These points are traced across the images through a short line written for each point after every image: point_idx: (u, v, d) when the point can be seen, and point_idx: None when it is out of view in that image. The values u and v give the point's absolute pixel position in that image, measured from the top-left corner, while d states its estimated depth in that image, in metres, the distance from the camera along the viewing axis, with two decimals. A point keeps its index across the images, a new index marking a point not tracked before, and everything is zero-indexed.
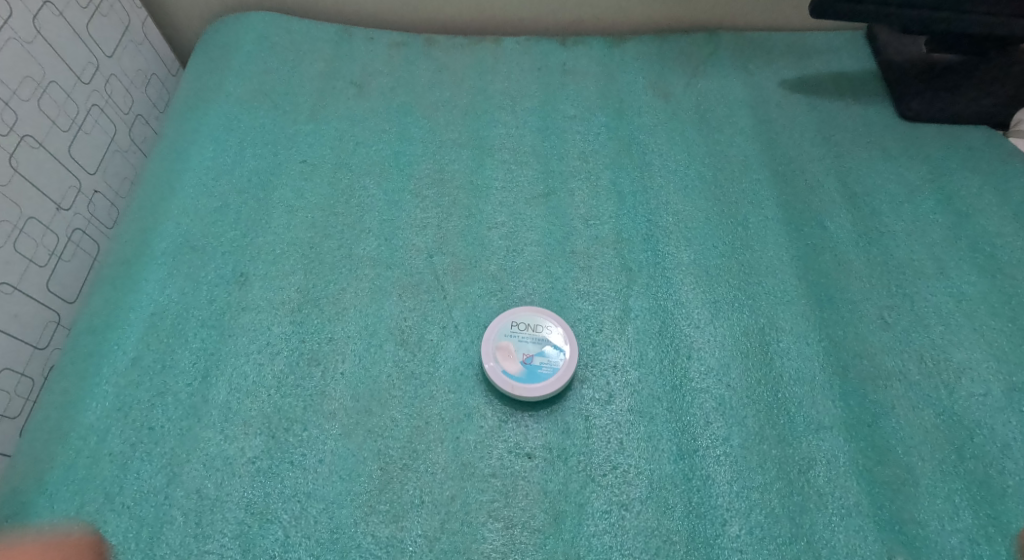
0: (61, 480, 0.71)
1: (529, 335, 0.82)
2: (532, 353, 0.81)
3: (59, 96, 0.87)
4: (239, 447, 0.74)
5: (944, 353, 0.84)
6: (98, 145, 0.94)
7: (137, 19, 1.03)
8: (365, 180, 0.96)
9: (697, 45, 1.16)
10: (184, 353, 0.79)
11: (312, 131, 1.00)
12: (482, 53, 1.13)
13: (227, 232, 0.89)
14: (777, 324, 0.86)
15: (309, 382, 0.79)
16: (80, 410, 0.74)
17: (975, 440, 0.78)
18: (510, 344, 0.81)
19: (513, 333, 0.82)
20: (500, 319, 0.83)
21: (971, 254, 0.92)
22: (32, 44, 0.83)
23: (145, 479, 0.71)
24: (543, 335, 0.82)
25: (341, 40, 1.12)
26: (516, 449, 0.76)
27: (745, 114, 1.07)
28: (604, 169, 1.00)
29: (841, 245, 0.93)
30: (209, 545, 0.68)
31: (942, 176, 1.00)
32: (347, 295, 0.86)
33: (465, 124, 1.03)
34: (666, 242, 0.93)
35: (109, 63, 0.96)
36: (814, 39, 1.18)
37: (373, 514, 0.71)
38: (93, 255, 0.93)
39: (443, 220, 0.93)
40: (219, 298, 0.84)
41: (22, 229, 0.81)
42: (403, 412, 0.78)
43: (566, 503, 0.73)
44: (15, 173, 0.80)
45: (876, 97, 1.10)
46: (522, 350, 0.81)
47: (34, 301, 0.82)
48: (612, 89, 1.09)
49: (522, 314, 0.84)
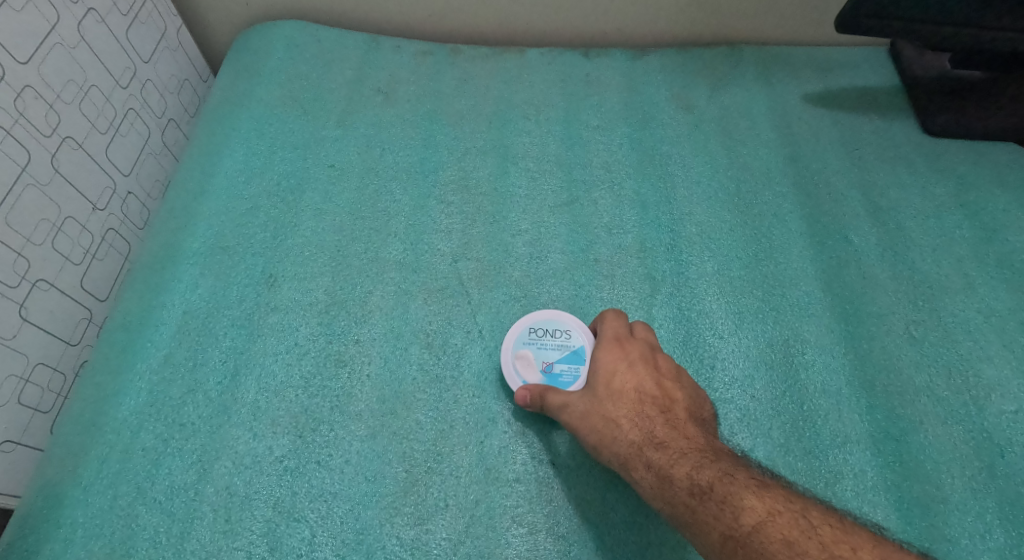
0: (96, 473, 0.72)
1: (548, 341, 0.81)
2: (553, 360, 0.79)
3: (98, 100, 0.89)
4: (268, 445, 0.75)
5: (973, 370, 0.83)
6: (133, 147, 0.95)
7: (173, 25, 1.05)
8: (392, 186, 0.97)
9: (720, 57, 1.16)
10: (214, 351, 0.80)
11: (341, 137, 1.01)
12: (507, 62, 1.14)
13: (257, 234, 0.90)
14: (802, 335, 0.86)
15: (336, 383, 0.79)
16: (114, 405, 0.76)
17: (1006, 458, 0.77)
18: (530, 353, 0.80)
19: (533, 340, 0.81)
20: (516, 328, 0.82)
21: (999, 270, 0.91)
22: (76, 49, 0.85)
23: (177, 475, 0.72)
24: (566, 339, 0.81)
25: (369, 48, 1.13)
26: (540, 455, 0.76)
27: (769, 127, 1.07)
28: (627, 178, 1.00)
29: (866, 258, 0.93)
30: (238, 543, 0.69)
31: (969, 192, 0.99)
32: (373, 297, 0.86)
33: (489, 131, 1.04)
34: (689, 252, 0.93)
35: (145, 69, 0.98)
36: (839, 52, 1.18)
37: (399, 516, 0.72)
38: (125, 254, 0.94)
39: (467, 225, 0.94)
40: (249, 298, 0.85)
41: (61, 228, 0.82)
42: (428, 415, 0.78)
43: (592, 511, 0.73)
44: (56, 172, 0.81)
45: (903, 113, 1.10)
46: (542, 358, 0.80)
47: (69, 297, 0.83)
48: (636, 100, 1.10)
49: (540, 319, 0.82)
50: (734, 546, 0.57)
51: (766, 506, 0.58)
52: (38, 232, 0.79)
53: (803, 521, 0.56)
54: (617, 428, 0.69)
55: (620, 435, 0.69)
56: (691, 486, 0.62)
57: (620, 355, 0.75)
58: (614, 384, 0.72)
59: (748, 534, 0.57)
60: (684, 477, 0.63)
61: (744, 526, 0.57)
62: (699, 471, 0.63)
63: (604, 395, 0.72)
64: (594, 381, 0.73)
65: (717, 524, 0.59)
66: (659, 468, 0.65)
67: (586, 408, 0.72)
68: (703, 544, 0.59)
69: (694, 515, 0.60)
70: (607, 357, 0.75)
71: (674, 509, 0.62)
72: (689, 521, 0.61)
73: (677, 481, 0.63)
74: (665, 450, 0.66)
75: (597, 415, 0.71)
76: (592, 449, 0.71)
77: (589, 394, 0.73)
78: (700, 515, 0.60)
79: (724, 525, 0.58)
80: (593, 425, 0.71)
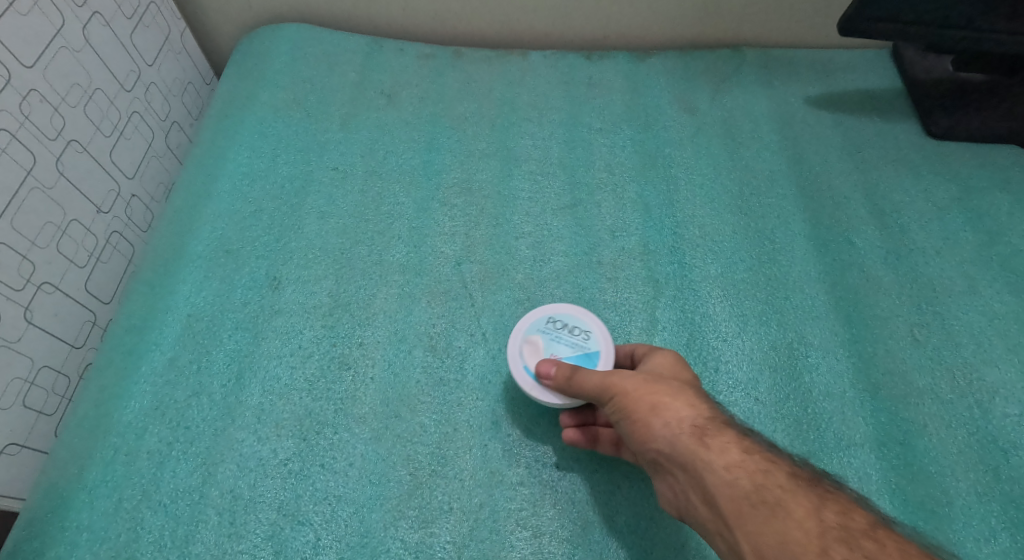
0: (100, 476, 0.72)
1: (563, 336, 0.78)
2: (560, 355, 0.76)
3: (103, 103, 0.89)
4: (272, 448, 0.75)
5: (977, 373, 0.83)
6: (137, 150, 0.96)
7: (176, 29, 1.05)
8: (395, 189, 0.97)
9: (723, 59, 1.16)
10: (218, 354, 0.80)
11: (344, 139, 1.02)
12: (510, 65, 1.14)
13: (261, 237, 0.90)
14: (806, 338, 0.86)
15: (340, 386, 0.79)
16: (119, 408, 0.76)
17: (1010, 461, 0.77)
18: (541, 340, 0.77)
19: (547, 329, 0.78)
20: (536, 313, 0.80)
21: (1003, 273, 0.91)
22: (81, 53, 0.85)
23: (181, 478, 0.72)
24: (582, 341, 0.77)
25: (372, 51, 1.13)
26: (544, 458, 0.76)
27: (772, 130, 1.07)
28: (630, 181, 1.00)
29: (869, 261, 0.93)
30: (242, 546, 0.69)
31: (972, 195, 0.99)
32: (377, 300, 0.86)
33: (492, 134, 1.04)
34: (692, 254, 0.93)
35: (149, 72, 0.98)
36: (842, 55, 1.18)
37: (403, 519, 0.72)
38: (129, 257, 0.94)
39: (471, 228, 0.94)
40: (253, 301, 0.85)
41: (66, 231, 0.82)
42: (432, 418, 0.78)
43: (595, 514, 0.73)
44: (61, 176, 0.82)
45: (905, 115, 1.10)
46: (551, 349, 0.77)
47: (73, 300, 0.83)
48: (638, 102, 1.10)
49: (564, 313, 0.79)
50: (836, 540, 0.50)
51: (869, 515, 0.53)
52: (42, 235, 0.79)
53: (904, 539, 0.52)
54: (693, 404, 0.62)
55: (694, 410, 0.62)
56: (789, 474, 0.56)
57: (686, 368, 0.70)
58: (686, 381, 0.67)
59: (858, 532, 0.51)
60: (780, 464, 0.57)
61: (853, 524, 0.52)
62: (791, 469, 0.56)
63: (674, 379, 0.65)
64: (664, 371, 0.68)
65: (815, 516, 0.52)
66: (748, 447, 0.58)
67: (653, 382, 0.65)
68: (789, 531, 0.51)
69: (791, 498, 0.53)
70: (675, 365, 0.70)
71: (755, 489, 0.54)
72: (774, 508, 0.53)
73: (761, 468, 0.56)
74: (749, 437, 0.60)
75: (673, 387, 0.64)
76: (649, 414, 0.62)
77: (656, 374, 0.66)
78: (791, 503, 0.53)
79: (830, 519, 0.52)
80: (663, 394, 0.63)
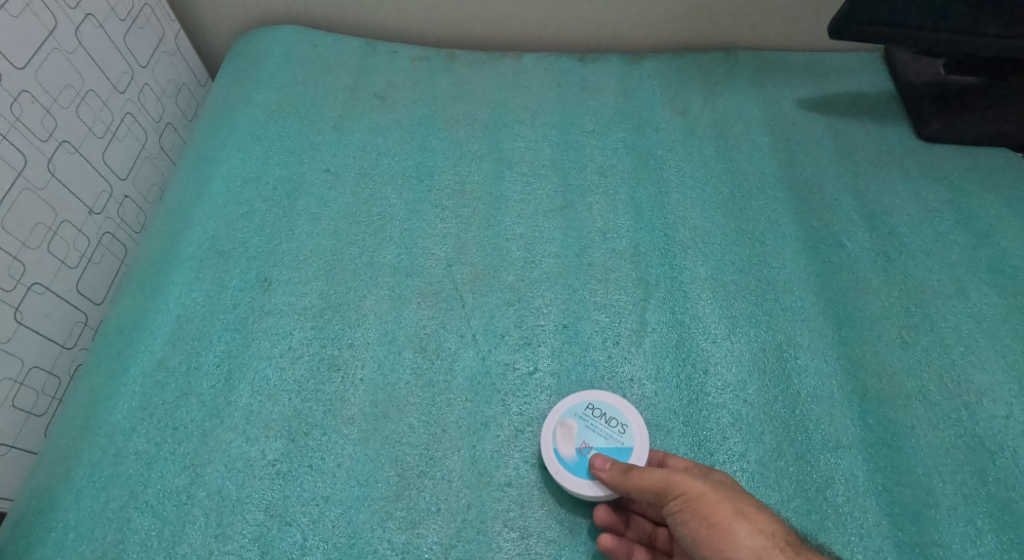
0: (88, 477, 0.72)
1: (599, 426, 0.77)
2: (592, 446, 0.76)
3: (95, 105, 0.89)
4: (261, 449, 0.75)
5: (965, 375, 0.83)
6: (130, 152, 0.96)
7: (171, 31, 1.06)
8: (387, 191, 0.97)
9: (716, 62, 1.17)
10: (209, 355, 0.81)
11: (336, 141, 1.02)
12: (503, 68, 1.14)
13: (252, 238, 0.91)
14: (795, 340, 0.86)
15: (329, 387, 0.80)
16: (108, 408, 0.76)
17: (997, 463, 0.78)
18: (575, 426, 0.77)
19: (585, 416, 0.78)
20: (575, 397, 0.79)
21: (992, 275, 0.92)
22: (74, 54, 0.85)
23: (170, 479, 0.73)
24: (616, 434, 0.77)
25: (366, 54, 1.14)
26: (532, 460, 0.76)
27: (763, 132, 1.08)
28: (621, 183, 1.01)
29: (859, 263, 0.93)
30: (229, 546, 0.69)
31: (962, 197, 1.00)
32: (367, 301, 0.87)
33: (485, 136, 1.05)
34: (683, 256, 0.93)
35: (143, 73, 0.99)
36: (834, 58, 1.19)
37: (390, 520, 0.72)
38: (121, 258, 0.95)
39: (462, 230, 0.94)
40: (244, 302, 0.85)
41: (57, 232, 0.83)
42: (420, 419, 0.78)
43: (582, 515, 0.73)
44: (52, 177, 0.82)
45: (896, 118, 1.10)
46: (583, 438, 0.76)
47: (64, 301, 0.84)
48: (631, 105, 1.10)
49: (604, 402, 0.79)
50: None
51: None
52: (33, 236, 0.79)
53: None
54: (776, 517, 0.61)
55: (777, 527, 0.59)
56: None
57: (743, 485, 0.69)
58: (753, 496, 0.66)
59: None
60: None
61: None
62: None
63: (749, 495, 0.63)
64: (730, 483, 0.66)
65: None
66: None
67: (730, 491, 0.62)
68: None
69: None
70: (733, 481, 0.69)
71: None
72: None
73: None
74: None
75: (752, 497, 0.62)
76: (732, 520, 0.60)
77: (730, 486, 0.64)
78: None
79: None
80: (743, 505, 0.61)
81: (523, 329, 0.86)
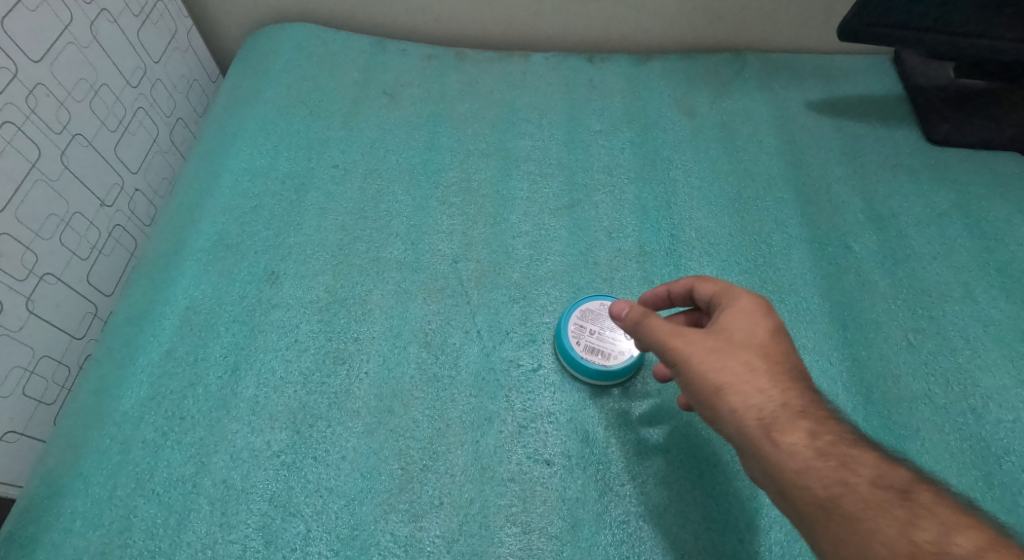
0: (96, 464, 0.73)
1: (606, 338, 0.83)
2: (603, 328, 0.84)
3: (108, 98, 0.90)
4: (266, 440, 0.76)
5: (971, 379, 0.83)
6: (142, 146, 0.97)
7: (183, 27, 1.07)
8: (395, 187, 0.98)
9: (723, 63, 1.17)
10: (216, 346, 0.81)
11: (345, 138, 1.03)
12: (511, 67, 1.15)
13: (261, 232, 0.91)
14: (800, 341, 0.86)
15: (334, 380, 0.80)
16: (116, 397, 0.77)
17: (1003, 467, 0.78)
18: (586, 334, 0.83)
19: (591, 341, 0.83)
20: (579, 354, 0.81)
21: (999, 279, 0.92)
22: (88, 49, 0.86)
23: (176, 468, 0.73)
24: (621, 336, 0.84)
25: (375, 51, 1.14)
26: (535, 455, 0.77)
27: (770, 134, 1.08)
28: (627, 183, 1.01)
29: (866, 266, 0.93)
30: (233, 535, 0.70)
31: (969, 200, 1.00)
32: (373, 296, 0.87)
33: (492, 134, 1.05)
34: (688, 257, 0.94)
35: (156, 69, 1.00)
36: (842, 61, 1.18)
37: (393, 512, 0.72)
38: (131, 250, 0.96)
39: (468, 227, 0.95)
40: (251, 294, 0.86)
41: (69, 223, 0.84)
42: (425, 413, 0.79)
43: (584, 511, 0.74)
44: (65, 169, 0.83)
45: (904, 120, 1.10)
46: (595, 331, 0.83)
47: (74, 291, 0.85)
48: (637, 105, 1.10)
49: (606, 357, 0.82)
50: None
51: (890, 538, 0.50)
52: (45, 227, 0.80)
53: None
54: (758, 392, 0.58)
55: (812, 401, 0.58)
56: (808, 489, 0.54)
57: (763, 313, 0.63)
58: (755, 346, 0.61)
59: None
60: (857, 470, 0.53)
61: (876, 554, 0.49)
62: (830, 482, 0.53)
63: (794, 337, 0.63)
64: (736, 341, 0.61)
65: (905, 532, 0.49)
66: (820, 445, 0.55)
67: (728, 354, 0.60)
68: (870, 547, 0.49)
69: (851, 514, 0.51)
70: (746, 312, 0.63)
71: (835, 499, 0.52)
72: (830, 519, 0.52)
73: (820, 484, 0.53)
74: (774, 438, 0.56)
75: (732, 362, 0.60)
76: (714, 396, 0.59)
77: (769, 338, 0.61)
78: (900, 508, 0.50)
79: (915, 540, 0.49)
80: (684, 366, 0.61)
81: (527, 327, 0.86)
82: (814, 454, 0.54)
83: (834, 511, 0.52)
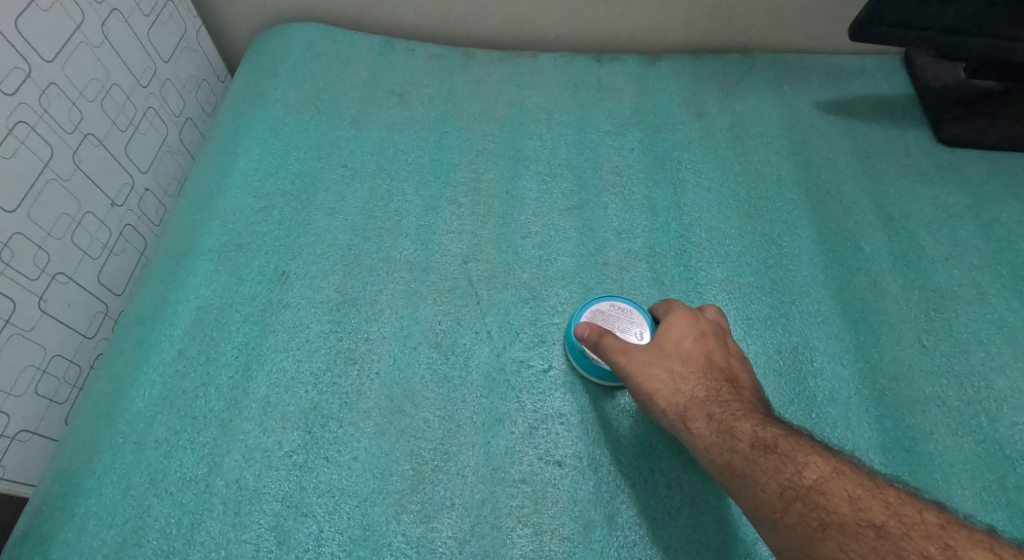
0: (109, 464, 0.73)
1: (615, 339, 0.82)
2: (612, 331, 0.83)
3: (119, 98, 0.90)
4: (277, 440, 0.76)
5: (985, 381, 0.83)
6: (152, 145, 0.97)
7: (193, 26, 1.07)
8: (404, 187, 0.98)
9: (732, 63, 1.16)
10: (227, 346, 0.81)
11: (355, 137, 1.03)
12: (520, 66, 1.14)
13: (272, 231, 0.91)
14: (811, 342, 0.86)
15: (345, 380, 0.80)
16: (128, 397, 0.77)
17: (1017, 469, 0.77)
18: None
19: None
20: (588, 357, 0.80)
21: (1012, 281, 0.91)
22: (99, 48, 0.86)
23: (189, 468, 0.73)
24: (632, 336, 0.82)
25: (384, 51, 1.14)
26: (547, 456, 0.77)
27: (780, 134, 1.07)
28: (637, 183, 1.01)
29: (877, 267, 0.93)
30: (246, 535, 0.70)
31: (981, 201, 0.99)
32: (383, 296, 0.87)
33: (502, 134, 1.05)
34: (699, 257, 0.93)
35: (166, 68, 1.00)
36: (852, 61, 1.18)
37: (405, 513, 0.72)
38: (141, 250, 0.95)
39: (478, 227, 0.95)
40: (262, 295, 0.86)
41: (80, 222, 0.84)
42: (436, 413, 0.79)
43: (596, 512, 0.73)
44: (77, 168, 0.83)
45: (915, 120, 1.09)
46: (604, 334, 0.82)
47: (86, 291, 0.85)
48: (647, 105, 1.10)
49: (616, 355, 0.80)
50: (794, 496, 0.57)
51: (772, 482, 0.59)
52: (57, 227, 0.80)
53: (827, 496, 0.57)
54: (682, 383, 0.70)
55: (725, 390, 0.68)
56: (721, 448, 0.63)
57: (692, 320, 0.75)
58: (682, 348, 0.72)
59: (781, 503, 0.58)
60: (747, 431, 0.63)
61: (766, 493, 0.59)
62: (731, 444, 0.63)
63: (717, 342, 0.73)
64: (664, 344, 0.73)
65: (777, 477, 0.59)
66: (720, 422, 0.65)
67: (662, 359, 0.72)
68: (754, 497, 0.59)
69: (754, 467, 0.60)
70: (678, 320, 0.75)
71: (728, 463, 0.62)
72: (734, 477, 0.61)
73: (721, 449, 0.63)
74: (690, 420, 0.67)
75: (659, 365, 0.72)
76: (648, 399, 0.71)
77: (694, 346, 0.73)
78: (772, 459, 0.60)
79: (785, 480, 0.58)
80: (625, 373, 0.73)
81: (538, 327, 0.86)
82: (712, 431, 0.65)
83: (741, 473, 0.61)
